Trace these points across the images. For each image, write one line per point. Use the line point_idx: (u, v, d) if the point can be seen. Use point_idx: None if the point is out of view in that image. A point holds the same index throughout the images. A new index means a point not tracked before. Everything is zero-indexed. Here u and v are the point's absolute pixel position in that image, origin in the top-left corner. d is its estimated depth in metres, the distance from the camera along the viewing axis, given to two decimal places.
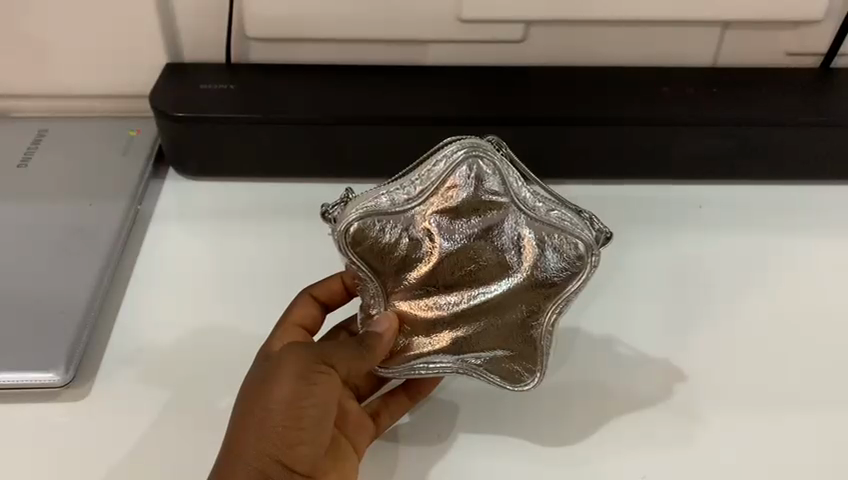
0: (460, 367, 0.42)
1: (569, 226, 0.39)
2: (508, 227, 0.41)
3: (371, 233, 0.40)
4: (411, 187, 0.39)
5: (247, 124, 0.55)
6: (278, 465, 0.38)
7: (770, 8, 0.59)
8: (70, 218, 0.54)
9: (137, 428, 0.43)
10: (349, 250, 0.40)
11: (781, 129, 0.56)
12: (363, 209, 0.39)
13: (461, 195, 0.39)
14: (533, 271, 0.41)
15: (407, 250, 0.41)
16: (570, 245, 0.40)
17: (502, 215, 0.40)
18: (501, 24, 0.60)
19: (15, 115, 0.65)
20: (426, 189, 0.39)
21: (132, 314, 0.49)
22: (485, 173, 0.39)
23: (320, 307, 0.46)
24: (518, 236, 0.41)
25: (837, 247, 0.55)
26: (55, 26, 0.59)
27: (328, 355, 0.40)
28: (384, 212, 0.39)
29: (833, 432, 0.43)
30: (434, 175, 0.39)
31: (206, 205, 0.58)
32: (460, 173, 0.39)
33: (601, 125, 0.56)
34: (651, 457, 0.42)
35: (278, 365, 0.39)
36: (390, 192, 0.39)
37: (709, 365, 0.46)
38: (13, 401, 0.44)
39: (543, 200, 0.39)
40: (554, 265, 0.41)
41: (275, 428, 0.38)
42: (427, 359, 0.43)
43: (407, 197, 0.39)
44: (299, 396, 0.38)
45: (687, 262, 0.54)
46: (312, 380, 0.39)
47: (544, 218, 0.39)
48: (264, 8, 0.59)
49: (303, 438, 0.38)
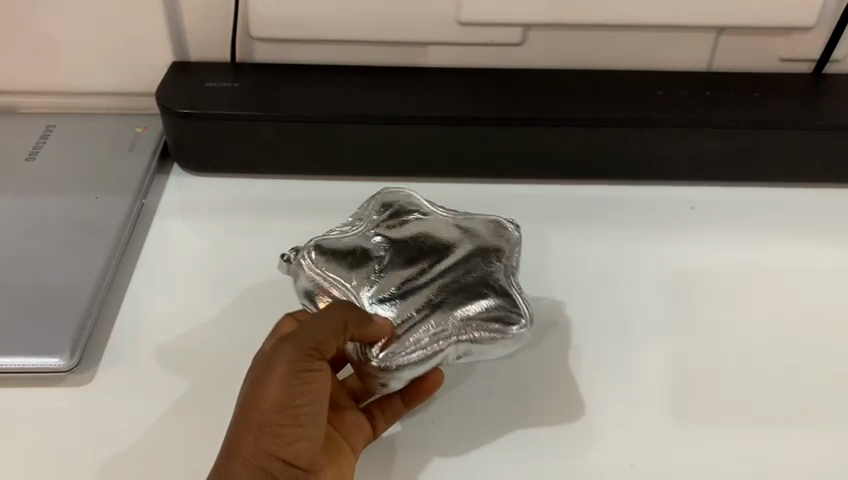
0: (454, 334, 0.42)
1: (476, 216, 0.49)
2: (440, 231, 0.47)
3: (329, 253, 0.45)
4: (355, 225, 0.49)
5: (252, 122, 0.56)
6: (278, 463, 0.38)
7: (763, 16, 0.60)
8: (78, 209, 0.55)
9: (138, 412, 0.44)
10: (313, 268, 0.45)
11: (775, 132, 0.57)
12: (316, 240, 0.47)
13: (394, 217, 0.48)
14: (477, 242, 0.46)
15: (361, 265, 0.45)
16: (488, 225, 0.48)
17: (432, 227, 0.48)
18: (500, 28, 0.61)
19: (23, 110, 0.67)
20: (369, 220, 0.49)
21: (137, 302, 0.51)
22: (410, 198, 0.50)
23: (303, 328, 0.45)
24: (452, 233, 0.47)
25: (825, 248, 0.56)
26: (62, 24, 0.61)
27: (318, 349, 0.39)
28: (337, 238, 0.47)
29: (814, 424, 0.44)
30: (368, 210, 0.49)
31: (213, 199, 0.59)
32: (386, 203, 0.49)
33: (597, 126, 0.57)
34: (637, 445, 0.43)
35: (269, 368, 0.39)
36: (340, 230, 0.48)
37: (695, 357, 0.48)
38: (18, 384, 0.45)
39: (452, 211, 0.50)
40: (490, 236, 0.47)
41: (272, 428, 0.38)
42: (420, 338, 0.42)
43: (351, 228, 0.48)
44: (292, 397, 0.38)
45: (682, 260, 0.55)
46: (304, 379, 0.39)
47: (456, 218, 0.49)
48: (268, 8, 0.60)
49: (300, 435, 0.39)
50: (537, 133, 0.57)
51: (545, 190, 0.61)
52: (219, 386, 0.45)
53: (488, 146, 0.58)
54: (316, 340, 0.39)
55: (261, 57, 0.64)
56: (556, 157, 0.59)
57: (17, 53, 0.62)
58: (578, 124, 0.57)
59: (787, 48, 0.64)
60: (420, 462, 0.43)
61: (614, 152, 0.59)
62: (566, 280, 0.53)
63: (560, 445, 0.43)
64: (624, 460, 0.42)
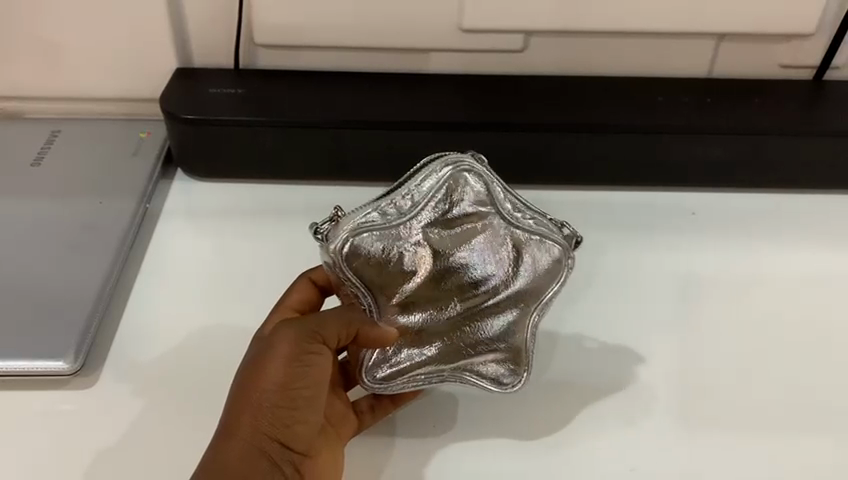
0: (448, 375, 0.43)
1: (545, 232, 0.42)
2: (489, 232, 0.43)
3: (365, 247, 0.41)
4: (401, 201, 0.41)
5: (254, 127, 0.57)
6: (275, 444, 0.39)
7: (762, 23, 0.61)
8: (83, 214, 0.55)
9: (138, 416, 0.44)
10: (346, 269, 0.41)
11: (775, 139, 0.57)
12: (355, 226, 0.40)
13: (446, 209, 0.41)
14: (517, 268, 0.44)
15: (393, 270, 0.43)
16: (546, 249, 0.43)
17: (483, 224, 0.43)
18: (501, 35, 0.62)
19: (29, 116, 0.67)
20: (418, 208, 0.41)
21: (141, 305, 0.51)
22: (470, 185, 0.41)
23: (317, 289, 0.46)
24: (502, 239, 0.43)
25: (825, 254, 0.56)
26: (69, 31, 0.61)
27: (322, 334, 0.40)
28: (379, 228, 0.41)
29: (815, 428, 0.44)
30: (426, 188, 0.41)
31: (216, 204, 0.59)
32: (448, 186, 0.41)
33: (598, 133, 0.57)
34: (635, 450, 0.43)
35: (272, 348, 0.40)
36: (380, 208, 0.41)
37: (695, 363, 0.48)
38: (22, 387, 0.46)
39: (522, 209, 0.42)
40: (534, 264, 0.43)
41: (271, 409, 0.39)
42: (418, 372, 0.43)
43: (397, 212, 0.41)
44: (291, 379, 0.40)
45: (686, 266, 0.55)
46: (304, 363, 0.40)
47: (523, 226, 0.42)
48: (272, 16, 0.60)
49: (296, 417, 0.40)
50: (538, 138, 0.57)
51: (545, 196, 0.61)
52: (221, 389, 0.45)
53: (490, 152, 0.58)
54: (318, 325, 0.40)
55: (264, 64, 0.65)
56: (557, 162, 0.59)
57: (24, 60, 0.63)
58: (579, 130, 0.57)
59: (787, 55, 0.64)
60: (420, 460, 0.43)
61: (614, 158, 0.59)
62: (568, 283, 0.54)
63: (558, 448, 0.43)
64: (623, 464, 0.42)
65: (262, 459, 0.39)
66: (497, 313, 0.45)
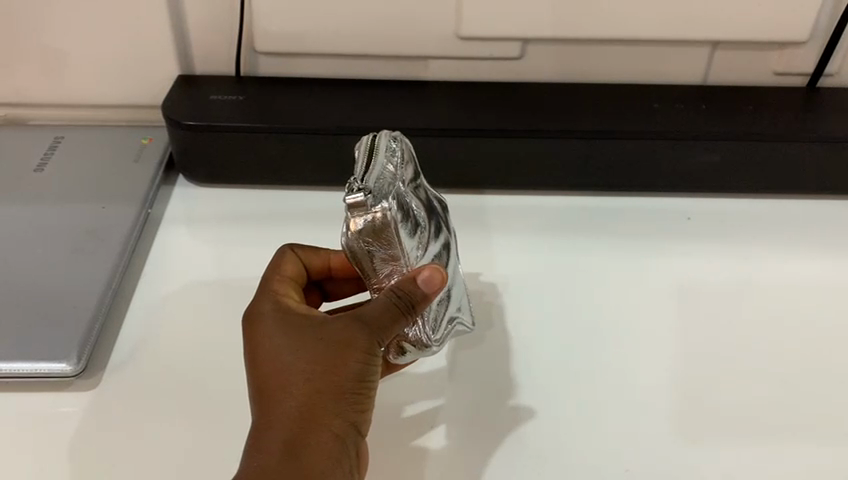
0: (455, 320, 0.45)
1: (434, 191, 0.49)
2: (426, 195, 0.45)
3: (401, 209, 0.40)
4: (392, 170, 0.40)
5: (253, 133, 0.57)
6: (340, 430, 0.38)
7: (756, 31, 0.62)
8: (86, 219, 0.56)
9: (142, 417, 0.45)
10: (394, 235, 0.40)
11: (769, 144, 0.58)
12: (390, 192, 0.40)
13: (408, 177, 0.42)
14: (445, 217, 0.47)
15: (414, 234, 0.42)
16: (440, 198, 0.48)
17: (421, 187, 0.45)
18: (498, 43, 0.63)
19: (33, 122, 0.68)
20: (399, 168, 0.41)
21: (140, 309, 0.52)
22: (409, 151, 0.43)
23: (303, 266, 0.47)
24: (431, 198, 0.46)
25: (819, 259, 0.57)
26: (72, 39, 0.62)
27: (381, 336, 0.39)
28: (398, 191, 0.40)
29: (808, 432, 0.45)
30: (395, 153, 0.41)
31: (216, 210, 0.60)
32: (404, 151, 0.42)
33: (593, 139, 0.58)
34: (633, 453, 0.43)
35: (330, 339, 0.39)
36: (387, 176, 0.40)
37: (691, 367, 0.48)
38: (25, 387, 0.46)
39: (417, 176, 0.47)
40: (446, 212, 0.48)
41: (334, 395, 0.38)
42: (443, 322, 0.44)
43: (396, 177, 0.41)
44: (358, 368, 0.38)
45: (680, 271, 0.56)
46: (370, 354, 0.39)
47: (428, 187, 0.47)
48: (271, 23, 0.61)
49: (359, 404, 0.39)
50: (536, 145, 0.58)
51: (541, 200, 0.62)
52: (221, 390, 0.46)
53: (489, 157, 0.59)
54: (380, 315, 0.39)
55: (264, 71, 0.65)
56: (554, 168, 0.60)
57: (28, 67, 0.64)
58: (576, 136, 0.58)
59: (781, 62, 0.65)
60: (459, 454, 0.43)
61: (611, 164, 0.60)
62: (564, 286, 0.54)
63: (563, 448, 0.44)
64: (619, 465, 0.43)
65: (328, 444, 0.37)
66: (455, 257, 0.47)
